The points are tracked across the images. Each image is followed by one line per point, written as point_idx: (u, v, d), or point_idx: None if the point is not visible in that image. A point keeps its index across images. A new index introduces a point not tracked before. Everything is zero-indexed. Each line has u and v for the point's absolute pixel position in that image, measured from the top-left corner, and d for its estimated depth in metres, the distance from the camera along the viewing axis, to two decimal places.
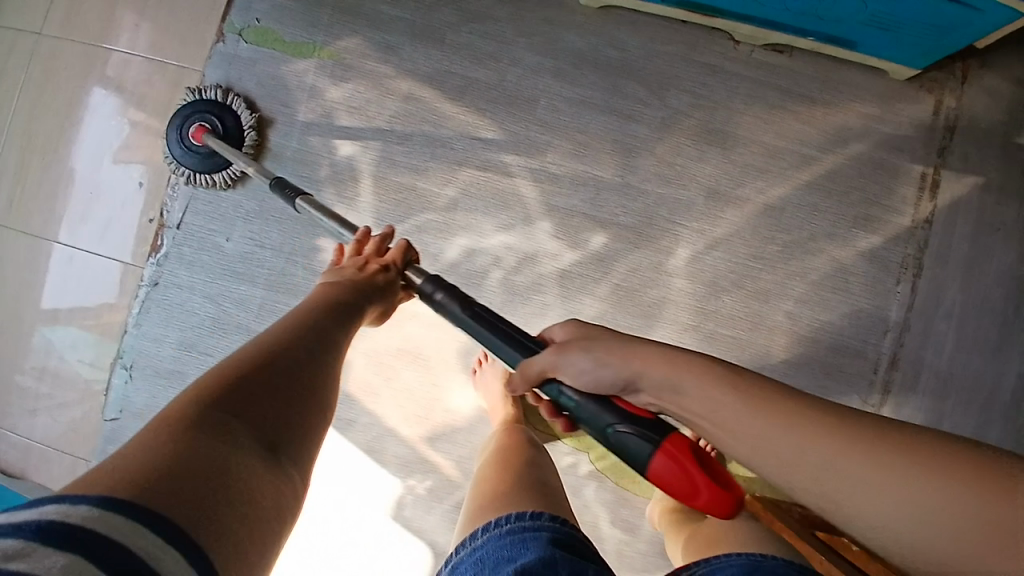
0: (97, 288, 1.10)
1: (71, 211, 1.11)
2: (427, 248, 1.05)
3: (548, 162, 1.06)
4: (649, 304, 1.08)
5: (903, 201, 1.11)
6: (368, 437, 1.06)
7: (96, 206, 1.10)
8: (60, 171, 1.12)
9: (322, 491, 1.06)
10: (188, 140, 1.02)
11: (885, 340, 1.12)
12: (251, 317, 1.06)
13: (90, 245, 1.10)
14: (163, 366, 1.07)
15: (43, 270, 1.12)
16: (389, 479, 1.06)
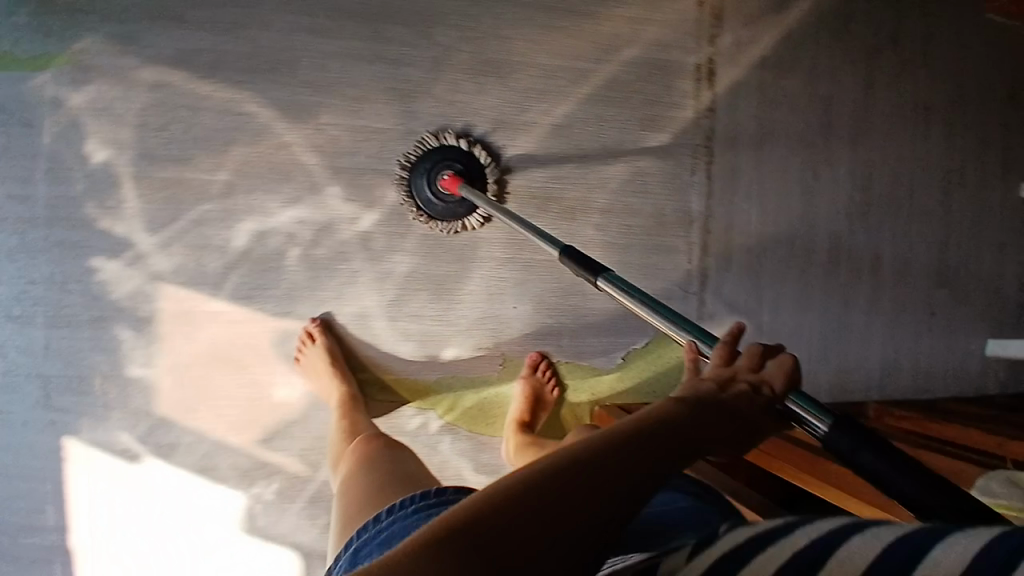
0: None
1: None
2: (211, 241, 1.01)
3: (323, 125, 1.02)
4: (460, 247, 1.08)
5: (683, 95, 1.14)
6: (198, 457, 1.02)
7: None
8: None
9: (169, 522, 1.03)
10: (440, 188, 1.02)
11: (694, 231, 1.16)
12: (37, 360, 0.97)
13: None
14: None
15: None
16: (230, 492, 1.04)
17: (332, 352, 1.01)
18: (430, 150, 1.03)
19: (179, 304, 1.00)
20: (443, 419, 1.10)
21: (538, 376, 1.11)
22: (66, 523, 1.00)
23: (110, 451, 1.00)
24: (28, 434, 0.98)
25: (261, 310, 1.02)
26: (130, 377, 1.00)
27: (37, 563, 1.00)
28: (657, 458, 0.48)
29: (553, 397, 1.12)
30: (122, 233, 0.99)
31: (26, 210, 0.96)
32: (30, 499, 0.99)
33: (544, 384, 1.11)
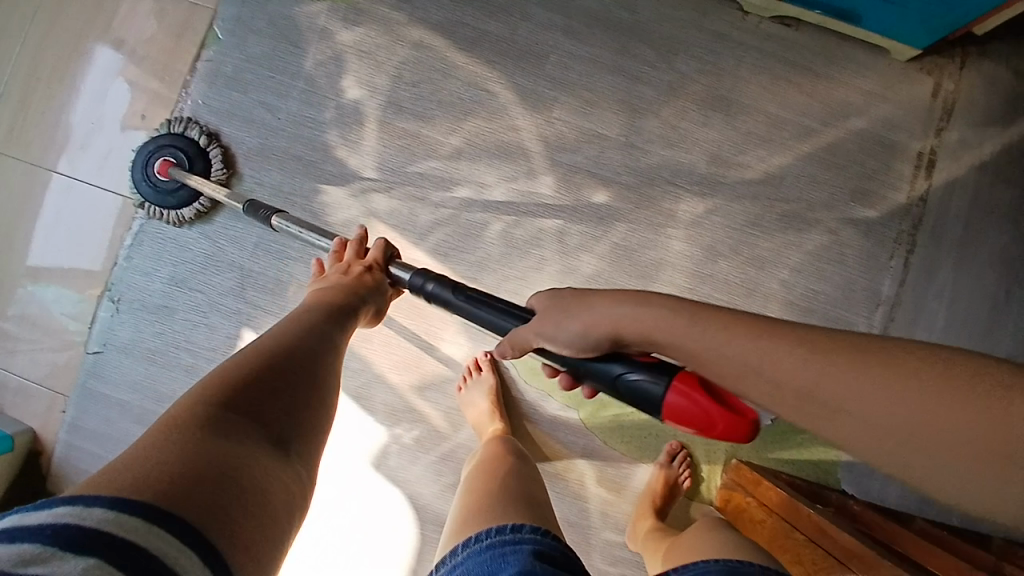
0: (93, 230, 1.09)
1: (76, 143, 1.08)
2: (429, 196, 1.06)
3: (554, 118, 1.07)
4: (646, 265, 1.09)
5: (900, 178, 1.13)
6: (357, 383, 1.08)
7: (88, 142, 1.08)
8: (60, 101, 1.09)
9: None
10: (155, 175, 1.02)
11: (877, 313, 1.13)
12: (244, 255, 1.07)
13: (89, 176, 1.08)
14: (152, 300, 1.08)
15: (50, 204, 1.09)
16: (375, 428, 1.08)
17: (495, 386, 1.04)
18: (182, 136, 1.04)
19: (387, 244, 1.06)
20: (582, 420, 1.12)
21: (673, 468, 1.10)
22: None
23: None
24: (216, 318, 1.07)
25: (454, 271, 1.06)
26: None
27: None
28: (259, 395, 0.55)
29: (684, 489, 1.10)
30: (354, 167, 1.06)
31: (274, 120, 1.06)
32: (194, 374, 1.07)
33: (678, 475, 1.10)
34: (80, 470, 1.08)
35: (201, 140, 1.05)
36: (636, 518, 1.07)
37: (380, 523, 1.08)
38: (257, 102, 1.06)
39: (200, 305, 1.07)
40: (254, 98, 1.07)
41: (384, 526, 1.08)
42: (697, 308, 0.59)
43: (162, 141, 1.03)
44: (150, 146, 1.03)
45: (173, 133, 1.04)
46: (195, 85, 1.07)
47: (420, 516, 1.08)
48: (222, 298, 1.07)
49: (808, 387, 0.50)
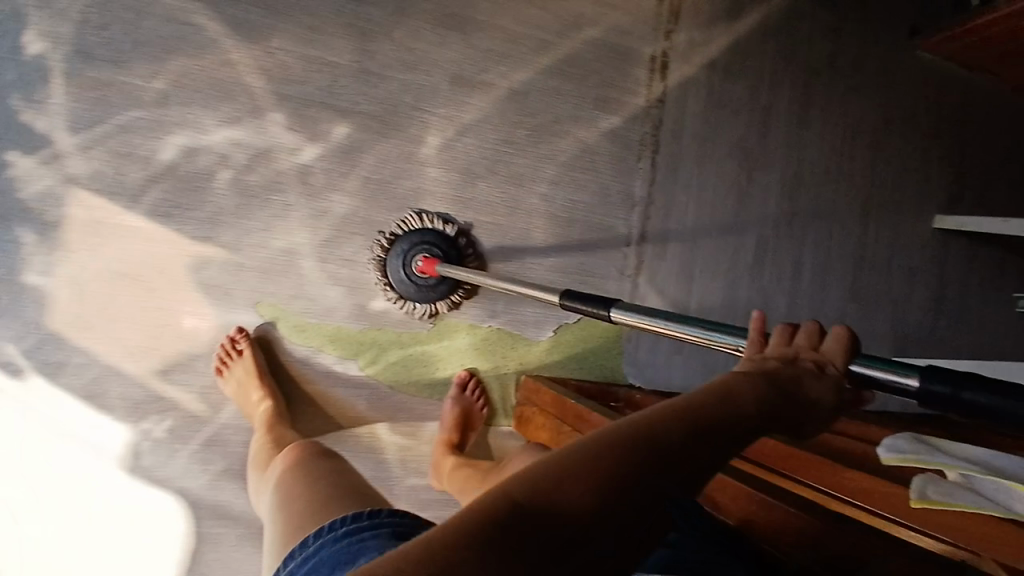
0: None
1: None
2: (135, 149, 0.93)
3: (273, 48, 0.97)
4: (402, 196, 1.05)
5: (637, 83, 1.17)
6: (83, 382, 0.92)
7: None
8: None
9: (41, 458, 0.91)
10: None
11: (634, 214, 1.18)
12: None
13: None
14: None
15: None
16: (116, 427, 0.94)
17: (257, 364, 0.96)
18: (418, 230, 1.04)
19: (89, 213, 0.92)
20: (365, 372, 1.05)
21: (468, 396, 1.08)
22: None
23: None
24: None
25: (179, 231, 0.95)
26: (25, 286, 0.89)
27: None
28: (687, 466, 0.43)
29: (482, 416, 1.09)
30: (41, 128, 0.90)
31: None
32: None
33: (473, 403, 1.08)
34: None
35: None
36: (437, 457, 1.04)
37: (148, 529, 0.96)
38: None
39: None
40: None
41: (153, 531, 0.96)
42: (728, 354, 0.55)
43: None
44: (397, 240, 1.03)
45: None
46: None
47: (194, 510, 0.98)
48: None
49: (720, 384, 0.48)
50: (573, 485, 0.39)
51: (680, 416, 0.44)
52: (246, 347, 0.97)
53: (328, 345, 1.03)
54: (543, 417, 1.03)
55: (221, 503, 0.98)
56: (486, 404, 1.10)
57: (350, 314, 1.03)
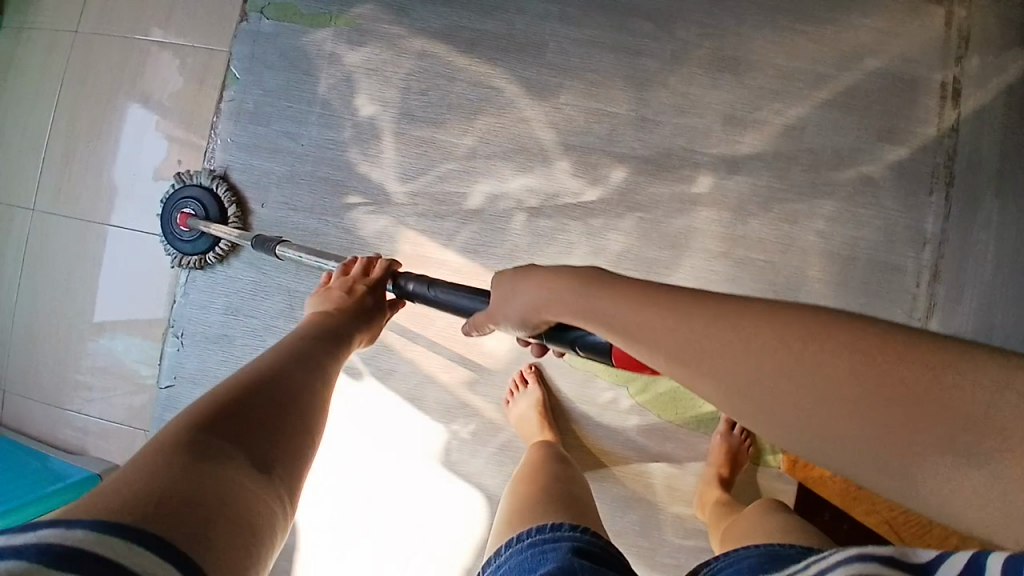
0: (143, 276, 1.11)
1: (116, 194, 1.12)
2: (451, 196, 1.08)
3: (561, 104, 1.09)
4: (676, 235, 1.08)
5: (926, 111, 1.09)
6: (409, 385, 1.07)
7: (127, 188, 1.12)
8: (93, 159, 1.12)
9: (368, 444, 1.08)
10: (181, 229, 1.06)
11: (924, 253, 1.09)
12: (289, 275, 1.08)
13: (116, 224, 1.12)
14: (210, 330, 1.08)
15: (97, 257, 1.12)
16: (431, 425, 1.08)
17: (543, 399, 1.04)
18: None
19: (415, 248, 1.08)
20: (634, 400, 1.09)
21: (734, 435, 1.06)
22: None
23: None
24: (269, 337, 1.08)
25: (485, 265, 1.07)
26: None
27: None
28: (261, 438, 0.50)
29: (748, 457, 1.06)
30: (377, 179, 1.08)
31: (298, 147, 1.09)
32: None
33: (740, 443, 1.06)
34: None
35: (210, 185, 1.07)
36: (703, 490, 1.04)
37: (451, 517, 1.07)
38: (280, 131, 1.09)
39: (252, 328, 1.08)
40: (278, 131, 1.09)
41: (456, 520, 1.07)
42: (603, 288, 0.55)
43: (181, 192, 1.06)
44: None
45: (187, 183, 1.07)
46: (222, 123, 1.09)
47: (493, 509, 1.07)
48: (273, 319, 1.07)
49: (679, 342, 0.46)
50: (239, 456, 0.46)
51: None
52: (534, 381, 1.06)
53: (601, 371, 1.09)
54: (831, 468, 0.97)
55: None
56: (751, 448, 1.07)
57: None
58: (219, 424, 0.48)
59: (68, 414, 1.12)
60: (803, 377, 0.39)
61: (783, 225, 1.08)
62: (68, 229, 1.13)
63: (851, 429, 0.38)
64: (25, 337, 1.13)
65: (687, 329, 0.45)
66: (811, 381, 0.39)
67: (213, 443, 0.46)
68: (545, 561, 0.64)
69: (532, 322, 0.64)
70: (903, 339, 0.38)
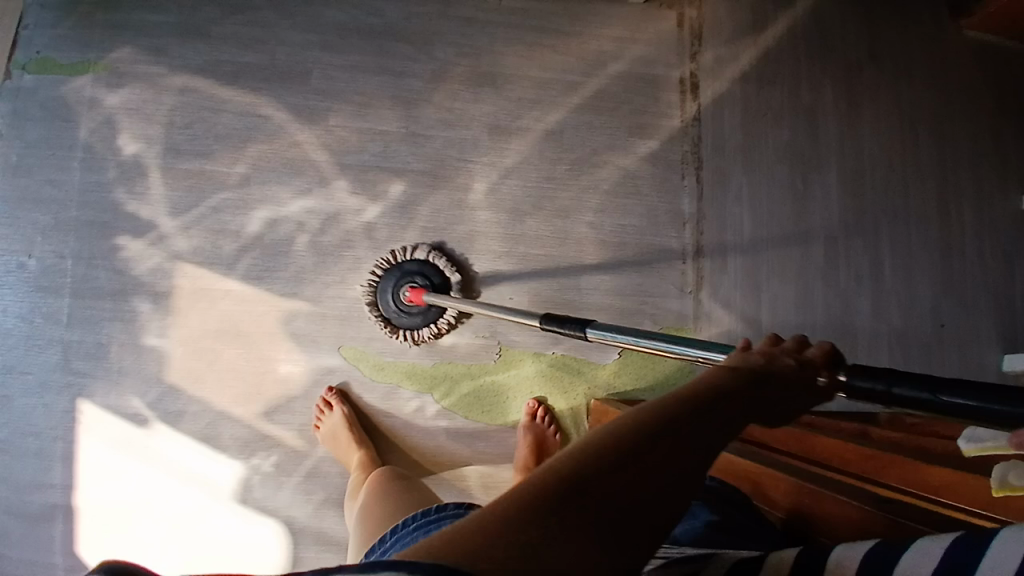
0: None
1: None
2: (226, 226, 1.08)
3: (332, 126, 1.12)
4: (458, 239, 1.13)
5: (669, 105, 1.21)
6: (201, 425, 1.04)
7: None
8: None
9: (164, 493, 1.03)
10: (406, 303, 1.07)
11: (686, 232, 1.19)
12: (66, 327, 1.04)
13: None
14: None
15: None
16: (230, 464, 1.05)
17: (349, 415, 1.04)
18: (405, 262, 1.09)
19: (194, 282, 1.07)
20: (441, 404, 1.11)
21: (538, 423, 1.10)
22: (73, 482, 1.02)
23: (121, 415, 1.04)
24: (49, 394, 1.03)
25: (268, 289, 1.07)
26: (146, 347, 1.05)
27: (44, 518, 1.02)
28: (692, 433, 0.39)
29: (556, 442, 1.10)
30: (146, 216, 1.07)
31: (61, 193, 1.06)
32: (39, 457, 1.02)
33: (545, 429, 1.10)
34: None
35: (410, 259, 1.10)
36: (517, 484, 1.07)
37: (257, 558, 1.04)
38: (43, 179, 1.07)
39: (27, 387, 1.03)
40: (40, 178, 1.07)
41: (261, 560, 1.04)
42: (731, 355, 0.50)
43: (401, 267, 1.09)
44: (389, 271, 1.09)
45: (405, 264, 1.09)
46: None
47: (295, 537, 1.05)
48: (48, 375, 1.03)
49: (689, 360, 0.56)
50: (592, 447, 0.36)
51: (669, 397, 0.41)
52: (338, 402, 1.06)
53: (405, 380, 1.10)
54: None
55: (323, 530, 1.05)
56: (559, 432, 1.11)
57: (421, 350, 1.10)
58: (615, 440, 0.36)
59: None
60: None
61: (556, 220, 1.16)
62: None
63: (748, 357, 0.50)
64: None
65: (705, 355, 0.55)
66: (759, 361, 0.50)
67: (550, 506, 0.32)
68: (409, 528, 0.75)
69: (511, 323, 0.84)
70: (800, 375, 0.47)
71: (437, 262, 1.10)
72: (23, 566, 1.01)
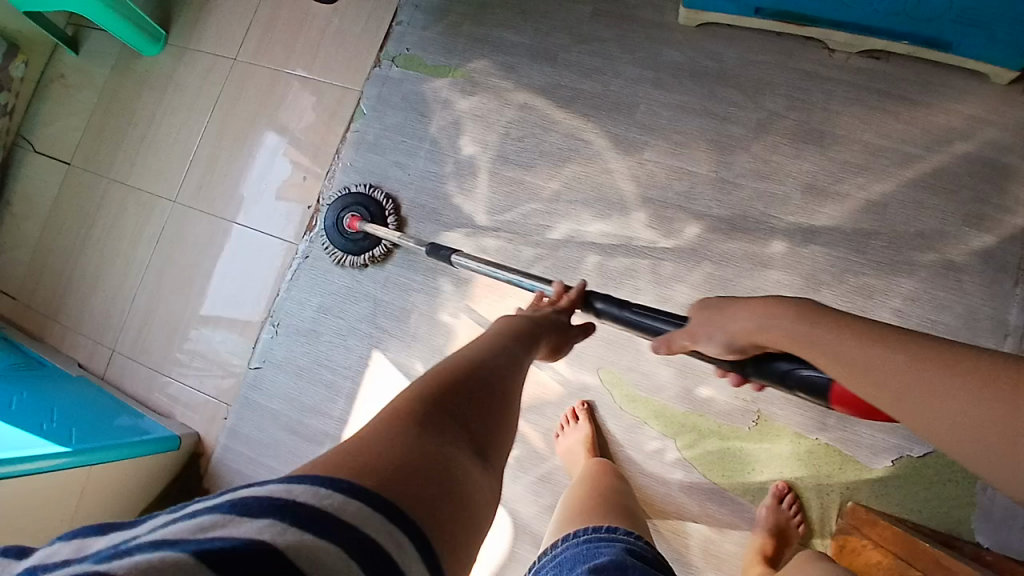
0: (250, 266, 1.30)
1: (234, 196, 1.33)
2: (531, 234, 1.18)
3: (645, 159, 1.17)
4: (742, 294, 1.10)
5: (1021, 200, 1.06)
6: None
7: (252, 196, 1.32)
8: (231, 169, 1.34)
9: None
10: (347, 229, 1.20)
11: (1012, 346, 1.02)
12: (375, 287, 1.21)
13: (239, 220, 1.32)
14: (304, 324, 1.24)
15: (213, 244, 1.32)
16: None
17: (592, 434, 1.07)
18: (358, 195, 1.21)
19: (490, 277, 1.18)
20: (682, 454, 1.09)
21: (783, 509, 1.03)
22: (347, 419, 1.18)
23: (404, 374, 1.17)
24: (351, 340, 1.21)
25: None
26: (439, 323, 1.17)
27: (316, 442, 1.19)
28: (485, 400, 0.57)
29: (799, 534, 1.02)
30: (467, 211, 1.20)
31: (403, 175, 1.24)
32: (330, 390, 1.20)
33: (789, 519, 1.02)
34: (228, 470, 1.23)
35: (370, 194, 1.22)
36: (747, 566, 1.01)
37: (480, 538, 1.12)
38: (391, 161, 1.25)
39: (331, 332, 1.22)
40: (387, 158, 1.25)
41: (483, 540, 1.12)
42: (885, 334, 0.56)
43: (344, 201, 1.21)
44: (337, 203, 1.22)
45: (347, 199, 1.21)
46: (344, 149, 1.28)
47: (517, 532, 1.10)
48: (356, 323, 1.20)
49: (846, 366, 0.58)
50: (452, 406, 0.53)
51: (465, 363, 0.61)
52: (584, 418, 1.10)
53: (652, 419, 1.10)
54: (881, 553, 0.91)
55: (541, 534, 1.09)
56: (803, 524, 1.03)
57: (679, 394, 1.10)
58: (445, 396, 0.54)
59: (164, 382, 1.31)
60: (928, 397, 0.51)
61: (857, 297, 1.07)
62: (193, 219, 1.35)
63: (891, 356, 0.54)
64: (145, 317, 1.34)
65: (829, 345, 0.59)
66: (943, 402, 0.50)
67: (426, 426, 0.49)
68: (598, 555, 0.72)
69: (739, 344, 0.71)
70: (963, 350, 0.50)
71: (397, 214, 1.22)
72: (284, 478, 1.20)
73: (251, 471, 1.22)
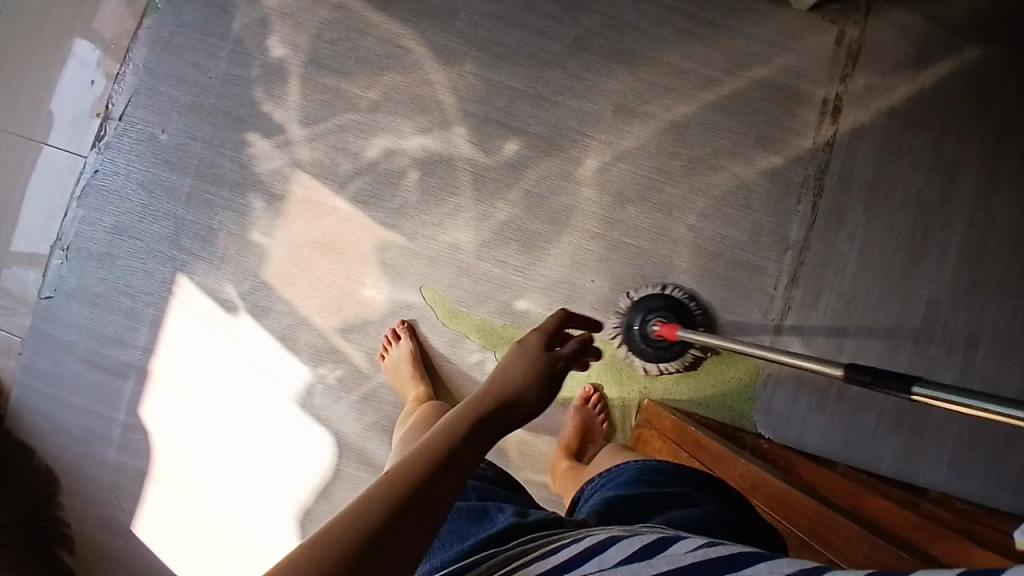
0: (40, 189, 1.14)
1: (24, 107, 1.14)
2: (348, 146, 1.13)
3: (465, 72, 1.14)
4: (558, 211, 1.15)
5: (806, 124, 1.16)
6: (283, 324, 1.12)
7: (23, 101, 1.14)
8: (4, 70, 1.14)
9: (221, 378, 1.12)
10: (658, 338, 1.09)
11: (786, 257, 1.16)
12: (178, 205, 1.12)
13: (51, 142, 1.14)
14: (96, 248, 1.12)
15: (23, 174, 1.14)
16: (298, 367, 1.12)
17: (413, 351, 1.10)
18: (670, 298, 1.11)
19: (306, 192, 1.12)
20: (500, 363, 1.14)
21: (589, 409, 1.13)
22: (153, 347, 1.12)
23: (214, 298, 1.12)
24: (152, 264, 1.12)
25: (373, 216, 1.13)
26: (251, 241, 1.12)
27: (117, 374, 1.12)
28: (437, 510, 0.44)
29: (602, 431, 1.12)
30: (278, 120, 1.13)
31: (204, 80, 1.13)
32: (130, 316, 1.12)
33: (594, 417, 1.13)
34: (31, 407, 1.12)
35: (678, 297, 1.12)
36: (554, 463, 1.11)
37: (299, 455, 1.12)
38: (189, 61, 1.13)
39: (130, 254, 1.12)
40: (184, 60, 1.13)
41: (304, 458, 1.12)
42: None
43: (656, 302, 1.10)
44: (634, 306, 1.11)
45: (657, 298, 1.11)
46: (136, 49, 1.14)
47: (341, 450, 1.12)
48: (156, 244, 1.11)
49: None
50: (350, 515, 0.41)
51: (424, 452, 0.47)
52: (405, 337, 1.11)
53: (473, 332, 1.14)
54: (659, 441, 1.03)
55: (366, 451, 1.12)
56: (606, 421, 1.14)
57: (495, 309, 1.14)
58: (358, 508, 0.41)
59: None
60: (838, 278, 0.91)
61: (659, 215, 1.15)
62: None
63: None
64: None
65: None
66: None
67: None
68: None
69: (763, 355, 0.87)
70: None
71: (206, 125, 1.13)
72: (88, 414, 1.12)
73: (46, 409, 1.12)
